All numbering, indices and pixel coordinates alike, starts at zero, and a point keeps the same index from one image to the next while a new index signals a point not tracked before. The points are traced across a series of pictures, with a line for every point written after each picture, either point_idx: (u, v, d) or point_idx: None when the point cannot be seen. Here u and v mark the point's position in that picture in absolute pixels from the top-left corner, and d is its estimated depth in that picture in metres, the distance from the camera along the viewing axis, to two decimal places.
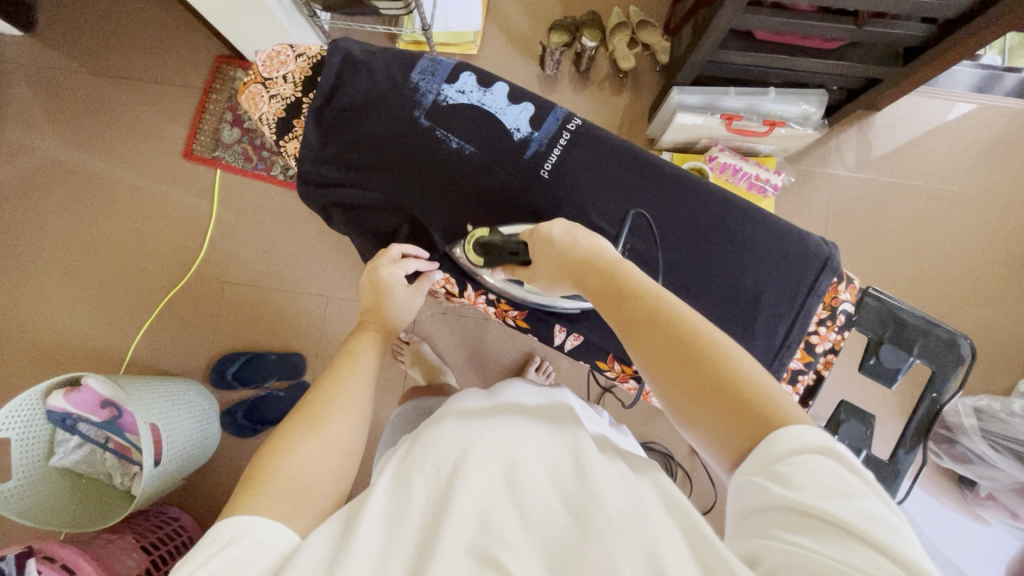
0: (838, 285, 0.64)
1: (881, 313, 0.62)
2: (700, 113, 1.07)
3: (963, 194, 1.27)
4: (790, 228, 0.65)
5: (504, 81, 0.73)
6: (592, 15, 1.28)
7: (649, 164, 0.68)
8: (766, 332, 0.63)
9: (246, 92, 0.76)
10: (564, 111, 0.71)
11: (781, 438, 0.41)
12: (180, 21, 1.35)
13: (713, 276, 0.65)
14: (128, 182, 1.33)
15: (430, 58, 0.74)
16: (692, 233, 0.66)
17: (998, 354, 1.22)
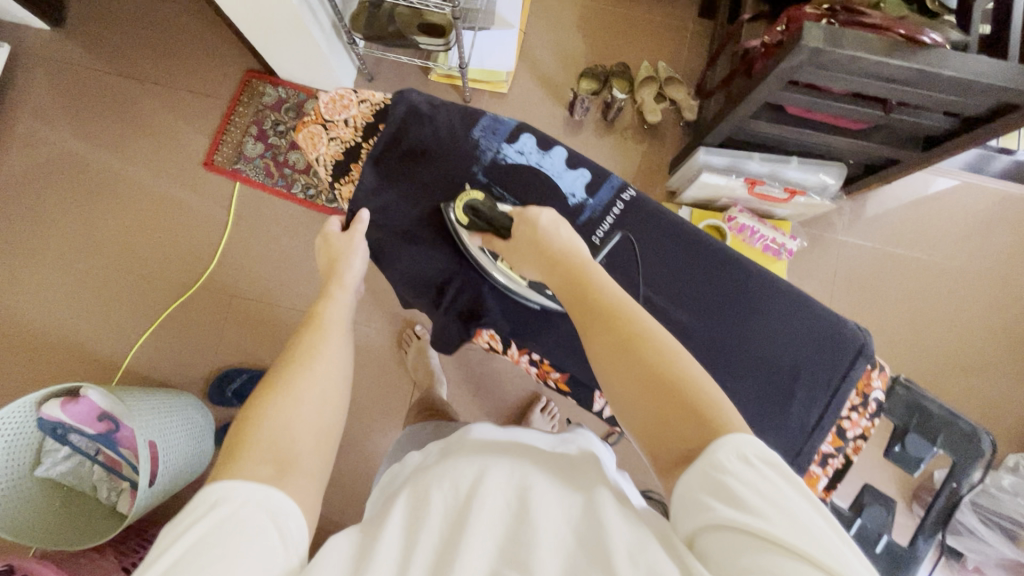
0: (871, 372, 0.64)
1: (907, 402, 0.65)
2: (723, 174, 1.11)
3: (960, 269, 1.32)
4: (830, 314, 0.65)
5: (564, 146, 0.75)
6: (623, 66, 1.32)
7: (697, 238, 0.68)
8: (800, 414, 0.63)
9: (304, 131, 0.77)
10: (620, 180, 0.72)
11: (724, 448, 0.44)
12: (214, 32, 1.35)
13: (750, 354, 0.64)
14: (143, 186, 1.31)
15: (492, 116, 0.75)
16: (732, 310, 0.66)
17: (988, 428, 1.26)
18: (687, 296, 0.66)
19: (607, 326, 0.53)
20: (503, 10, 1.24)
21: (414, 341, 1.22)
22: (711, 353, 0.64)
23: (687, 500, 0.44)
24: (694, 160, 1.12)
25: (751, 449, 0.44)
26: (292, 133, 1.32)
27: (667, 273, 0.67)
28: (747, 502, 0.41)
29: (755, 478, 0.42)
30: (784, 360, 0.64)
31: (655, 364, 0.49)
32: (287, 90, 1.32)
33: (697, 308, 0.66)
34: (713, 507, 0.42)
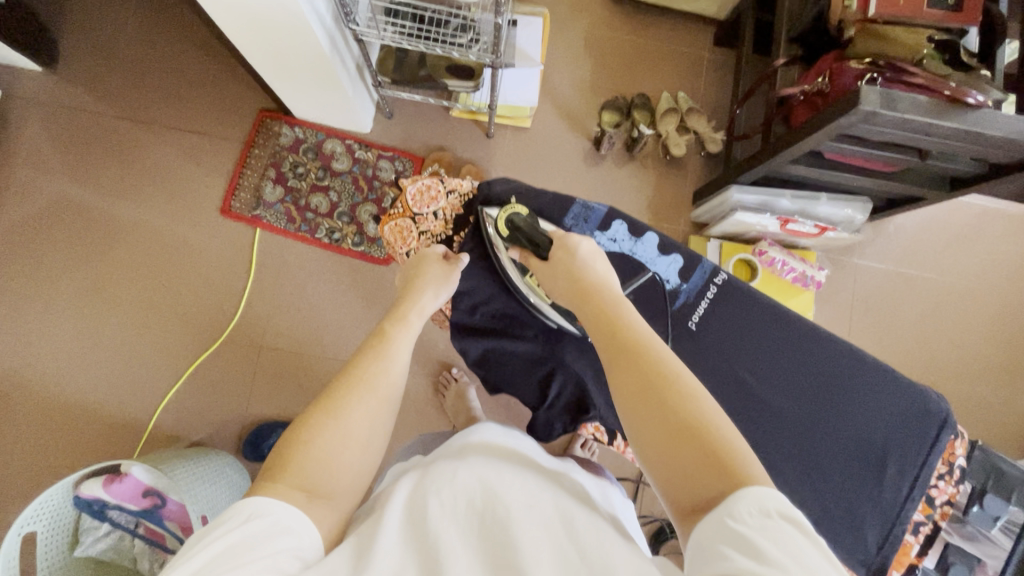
0: (954, 442, 0.71)
1: (985, 465, 0.70)
2: (756, 211, 1.13)
3: (971, 287, 1.37)
4: (913, 386, 0.72)
5: (655, 232, 0.78)
6: (643, 99, 1.32)
7: (791, 323, 0.74)
8: (893, 485, 0.70)
9: (393, 224, 0.80)
10: (711, 265, 0.77)
11: (743, 499, 0.40)
12: (222, 70, 1.29)
13: (846, 434, 0.71)
14: (155, 234, 1.25)
15: (583, 204, 0.78)
16: (822, 387, 0.72)
17: (1002, 438, 1.32)
18: (782, 378, 0.73)
19: (630, 359, 0.50)
20: (525, 47, 1.25)
21: (452, 383, 1.21)
22: (808, 432, 0.72)
23: (705, 549, 0.39)
24: (727, 198, 1.14)
25: (773, 501, 0.40)
26: (313, 175, 1.28)
27: (767, 358, 0.73)
28: (766, 554, 0.36)
29: (781, 534, 0.37)
30: (877, 436, 0.71)
31: (677, 413, 0.46)
32: (304, 130, 1.28)
33: (792, 391, 0.72)
34: (730, 558, 0.37)
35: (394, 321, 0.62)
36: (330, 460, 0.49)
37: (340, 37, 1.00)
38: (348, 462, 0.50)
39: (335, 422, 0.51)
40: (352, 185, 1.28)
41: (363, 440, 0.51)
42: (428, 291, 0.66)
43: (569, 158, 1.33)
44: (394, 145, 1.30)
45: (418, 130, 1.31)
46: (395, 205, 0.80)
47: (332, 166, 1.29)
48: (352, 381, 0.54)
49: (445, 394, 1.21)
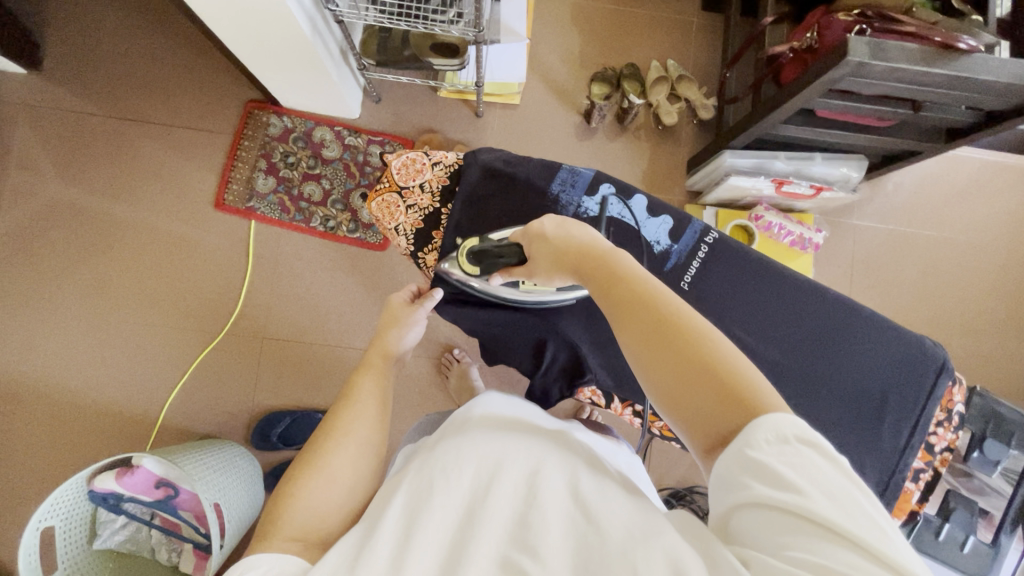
0: (952, 388, 0.71)
1: (983, 410, 0.71)
2: (750, 175, 1.13)
3: (971, 242, 1.36)
4: (908, 333, 0.72)
5: (642, 193, 0.78)
6: (632, 69, 1.31)
7: (783, 277, 0.74)
8: (892, 433, 0.70)
9: (379, 200, 0.79)
10: (701, 225, 0.77)
11: (759, 427, 0.41)
12: (207, 61, 1.28)
13: (842, 385, 0.71)
14: (152, 232, 1.25)
15: (569, 169, 0.78)
16: (815, 339, 0.72)
17: (1005, 393, 1.32)
18: (775, 332, 0.73)
19: (632, 315, 0.49)
20: (508, 20, 1.19)
21: (454, 364, 1.22)
22: (803, 386, 0.72)
23: (727, 480, 0.41)
24: (720, 162, 1.13)
25: (788, 424, 0.40)
26: (304, 164, 1.28)
27: (761, 313, 0.73)
28: (790, 481, 0.38)
29: (798, 457, 0.39)
30: (873, 384, 0.71)
31: (688, 356, 0.45)
32: (292, 119, 1.28)
33: (784, 344, 0.73)
34: (751, 486, 0.39)
35: (362, 367, 0.65)
36: (322, 507, 0.51)
37: (322, 19, 0.99)
38: (334, 498, 0.53)
39: (316, 470, 0.53)
40: (344, 171, 1.28)
41: (348, 478, 0.54)
42: (393, 334, 0.69)
43: (560, 134, 1.32)
44: (383, 129, 1.30)
45: (407, 113, 1.30)
46: (381, 181, 0.79)
47: (322, 153, 1.28)
48: (326, 430, 0.57)
49: (449, 375, 1.22)
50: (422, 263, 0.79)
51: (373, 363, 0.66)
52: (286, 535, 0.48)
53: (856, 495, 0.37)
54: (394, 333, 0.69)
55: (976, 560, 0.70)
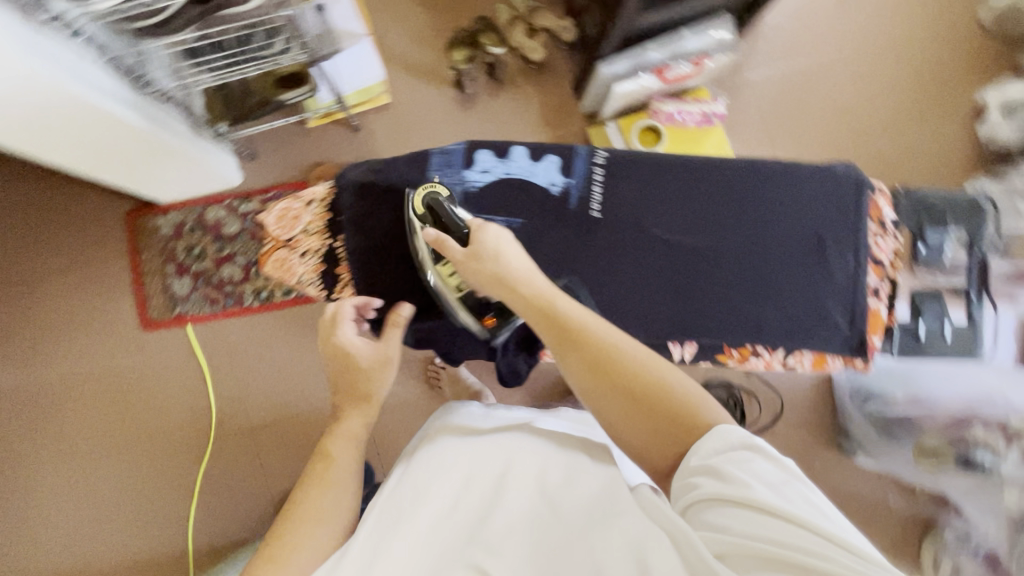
0: (876, 199, 0.72)
1: (913, 206, 0.73)
2: (631, 76, 1.11)
3: (860, 48, 1.38)
4: (816, 168, 0.73)
5: (519, 142, 0.75)
6: (482, 20, 1.25)
7: (682, 165, 0.74)
8: (839, 267, 0.71)
9: (272, 260, 0.76)
10: (586, 149, 0.75)
11: (708, 442, 0.51)
12: (70, 192, 1.22)
13: (776, 242, 0.72)
14: (94, 379, 1.20)
15: (440, 151, 0.74)
16: (736, 211, 0.73)
17: (945, 172, 1.36)
18: (699, 219, 0.73)
19: (576, 345, 0.57)
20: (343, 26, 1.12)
21: (442, 373, 1.21)
22: (741, 258, 0.72)
23: (687, 483, 0.51)
24: (599, 76, 1.12)
25: (735, 436, 0.51)
26: (210, 249, 1.23)
27: (679, 207, 0.73)
28: (735, 478, 0.48)
29: (745, 459, 0.49)
30: (804, 228, 0.72)
31: (633, 390, 0.55)
32: (179, 211, 1.22)
33: (709, 227, 0.73)
34: (706, 485, 0.49)
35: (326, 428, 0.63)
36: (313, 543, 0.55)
37: (145, 100, 0.93)
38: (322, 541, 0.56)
39: None
40: (252, 240, 1.23)
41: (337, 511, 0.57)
42: (348, 323, 0.67)
43: (443, 113, 1.28)
44: (270, 183, 1.24)
45: (287, 157, 1.25)
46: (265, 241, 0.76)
47: (224, 232, 1.23)
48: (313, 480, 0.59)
49: (441, 385, 1.21)
50: (340, 302, 0.77)
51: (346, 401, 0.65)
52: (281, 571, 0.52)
53: (791, 488, 0.48)
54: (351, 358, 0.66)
55: (965, 340, 0.74)
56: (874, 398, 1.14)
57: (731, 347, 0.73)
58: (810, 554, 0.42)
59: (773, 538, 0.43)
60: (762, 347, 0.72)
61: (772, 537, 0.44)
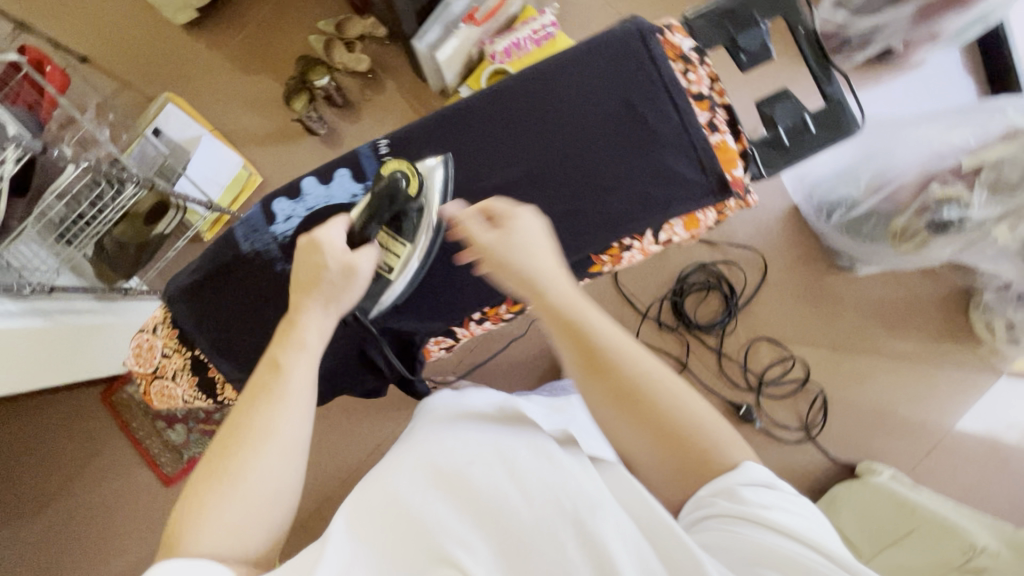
0: (667, 38, 0.62)
1: (711, 21, 0.62)
2: (448, 38, 1.09)
3: None
4: (592, 41, 0.64)
5: (307, 175, 0.72)
6: (303, 60, 1.24)
7: (459, 111, 0.66)
8: (660, 121, 0.60)
9: (155, 394, 0.76)
10: (366, 146, 0.71)
11: (729, 474, 0.55)
12: (47, 405, 1.28)
13: (586, 135, 0.62)
14: (148, 551, 1.25)
15: (241, 222, 0.72)
16: (532, 125, 0.63)
17: None
18: (512, 149, 0.64)
19: (604, 373, 0.55)
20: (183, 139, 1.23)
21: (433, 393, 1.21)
22: (558, 169, 0.63)
23: (699, 503, 0.55)
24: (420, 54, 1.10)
25: (756, 472, 0.55)
26: None
27: (489, 148, 0.64)
28: (748, 499, 0.52)
29: (761, 489, 0.53)
30: (606, 105, 0.62)
31: (654, 417, 0.55)
32: None
33: (530, 151, 0.64)
34: (718, 502, 0.53)
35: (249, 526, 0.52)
36: (238, 521, 0.51)
37: (43, 300, 0.97)
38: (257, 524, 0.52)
39: None
40: None
41: (269, 493, 0.53)
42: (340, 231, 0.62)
43: (314, 163, 1.28)
44: None
45: None
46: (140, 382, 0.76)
47: None
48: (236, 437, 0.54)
49: None
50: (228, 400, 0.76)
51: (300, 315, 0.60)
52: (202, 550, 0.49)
53: (793, 507, 0.52)
54: (315, 264, 0.60)
55: (833, 121, 0.62)
56: (838, 206, 1.06)
57: (600, 255, 0.63)
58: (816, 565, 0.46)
59: (789, 552, 0.47)
60: (628, 239, 0.63)
61: (779, 544, 0.48)
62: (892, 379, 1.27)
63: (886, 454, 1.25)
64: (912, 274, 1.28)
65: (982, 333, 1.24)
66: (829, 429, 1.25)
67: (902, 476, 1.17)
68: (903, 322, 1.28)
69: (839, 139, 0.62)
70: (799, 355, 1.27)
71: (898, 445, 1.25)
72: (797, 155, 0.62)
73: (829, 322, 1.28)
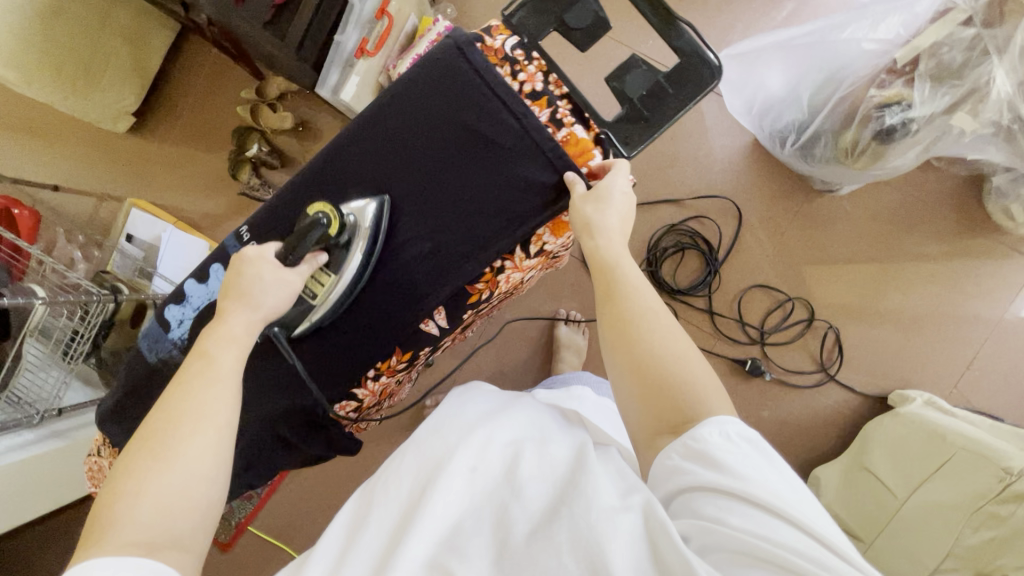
0: (490, 45, 0.58)
1: (536, 9, 0.57)
2: (348, 77, 1.06)
3: None
4: (416, 64, 0.59)
5: (187, 276, 0.65)
6: (238, 130, 1.28)
7: (307, 176, 0.62)
8: (505, 134, 0.57)
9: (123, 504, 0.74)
10: (234, 234, 0.64)
11: (703, 427, 0.48)
12: None
13: (437, 165, 0.59)
14: None
15: (143, 335, 0.66)
16: (382, 170, 0.60)
17: None
18: (368, 192, 0.60)
19: (612, 299, 0.55)
20: (148, 237, 1.30)
21: None
22: (420, 206, 0.60)
23: (666, 461, 0.49)
24: (329, 99, 1.10)
25: (728, 425, 0.48)
26: None
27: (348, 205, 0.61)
28: (728, 466, 0.45)
29: (746, 453, 0.46)
30: (450, 128, 0.58)
31: (650, 369, 0.52)
32: None
33: (390, 196, 0.60)
34: (690, 471, 0.47)
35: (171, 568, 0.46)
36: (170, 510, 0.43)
37: (52, 424, 1.05)
38: (195, 505, 0.45)
39: None
40: None
41: (205, 470, 0.45)
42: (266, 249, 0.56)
43: None
44: None
45: None
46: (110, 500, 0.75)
47: None
48: (163, 405, 0.48)
49: None
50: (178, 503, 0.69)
51: (229, 310, 0.53)
52: (124, 538, 0.41)
53: (784, 481, 0.45)
54: (249, 276, 0.54)
55: (692, 76, 0.56)
56: (790, 131, 0.94)
57: (473, 283, 0.62)
58: (813, 562, 0.40)
59: (777, 539, 0.41)
60: (499, 262, 0.61)
61: (774, 539, 0.41)
62: (909, 295, 1.16)
63: (919, 376, 1.15)
64: (908, 176, 1.15)
65: (1002, 222, 1.10)
66: (849, 363, 1.17)
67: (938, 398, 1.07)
68: (910, 231, 1.15)
69: (699, 96, 0.56)
70: (799, 294, 1.18)
71: (930, 364, 1.15)
72: (658, 124, 0.57)
73: (824, 251, 1.18)
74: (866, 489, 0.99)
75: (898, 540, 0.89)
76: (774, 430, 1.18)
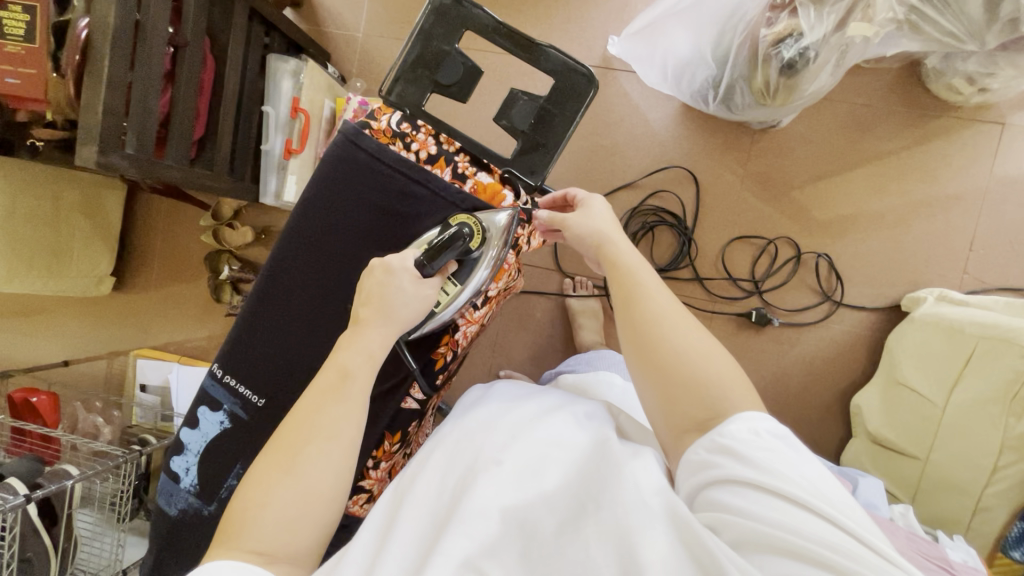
0: (377, 126, 0.64)
1: (411, 83, 0.63)
2: (286, 176, 1.10)
3: None
4: (337, 146, 0.65)
5: (182, 426, 0.75)
6: (207, 257, 1.32)
7: (268, 272, 0.68)
8: (431, 199, 0.63)
9: None
10: (207, 377, 0.72)
11: (730, 423, 0.50)
12: None
13: (381, 232, 0.64)
14: None
15: (161, 490, 0.76)
16: (334, 247, 0.66)
17: None
18: (326, 273, 0.66)
19: (627, 308, 0.57)
20: (156, 382, 1.35)
21: None
22: None
23: (693, 456, 0.50)
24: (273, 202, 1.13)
25: (755, 419, 0.49)
26: None
27: (304, 296, 0.67)
28: (755, 459, 0.47)
29: (775, 447, 0.47)
30: (383, 198, 0.64)
31: (666, 367, 0.53)
32: None
33: (346, 277, 0.66)
34: (719, 464, 0.48)
35: None
36: None
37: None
38: None
39: None
40: None
41: None
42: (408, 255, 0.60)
43: None
44: None
45: None
46: None
47: None
48: None
49: None
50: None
51: (369, 320, 0.55)
52: None
53: (813, 474, 0.46)
54: None
55: (570, 90, 0.61)
56: (707, 88, 0.94)
57: (436, 349, 0.69)
58: (838, 553, 0.41)
59: (806, 532, 0.42)
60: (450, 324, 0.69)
61: (800, 530, 0.42)
62: (886, 199, 1.13)
63: (923, 273, 1.13)
64: (845, 86, 1.13)
65: (952, 100, 1.07)
66: (852, 283, 1.15)
67: (948, 291, 1.05)
68: (863, 137, 1.14)
69: (583, 107, 0.61)
70: (780, 233, 1.17)
71: (931, 259, 1.12)
72: (556, 143, 0.63)
73: (789, 184, 1.16)
74: (907, 405, 0.96)
75: (951, 449, 0.87)
76: (800, 370, 1.16)
